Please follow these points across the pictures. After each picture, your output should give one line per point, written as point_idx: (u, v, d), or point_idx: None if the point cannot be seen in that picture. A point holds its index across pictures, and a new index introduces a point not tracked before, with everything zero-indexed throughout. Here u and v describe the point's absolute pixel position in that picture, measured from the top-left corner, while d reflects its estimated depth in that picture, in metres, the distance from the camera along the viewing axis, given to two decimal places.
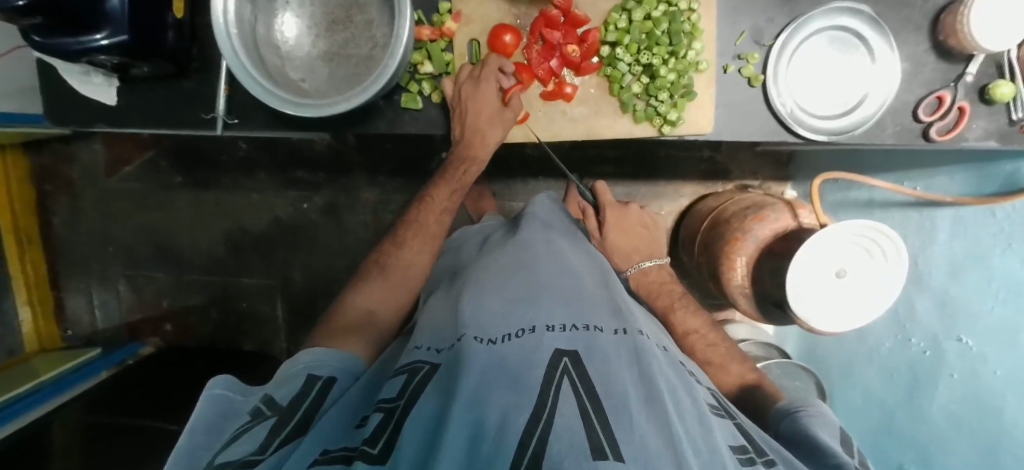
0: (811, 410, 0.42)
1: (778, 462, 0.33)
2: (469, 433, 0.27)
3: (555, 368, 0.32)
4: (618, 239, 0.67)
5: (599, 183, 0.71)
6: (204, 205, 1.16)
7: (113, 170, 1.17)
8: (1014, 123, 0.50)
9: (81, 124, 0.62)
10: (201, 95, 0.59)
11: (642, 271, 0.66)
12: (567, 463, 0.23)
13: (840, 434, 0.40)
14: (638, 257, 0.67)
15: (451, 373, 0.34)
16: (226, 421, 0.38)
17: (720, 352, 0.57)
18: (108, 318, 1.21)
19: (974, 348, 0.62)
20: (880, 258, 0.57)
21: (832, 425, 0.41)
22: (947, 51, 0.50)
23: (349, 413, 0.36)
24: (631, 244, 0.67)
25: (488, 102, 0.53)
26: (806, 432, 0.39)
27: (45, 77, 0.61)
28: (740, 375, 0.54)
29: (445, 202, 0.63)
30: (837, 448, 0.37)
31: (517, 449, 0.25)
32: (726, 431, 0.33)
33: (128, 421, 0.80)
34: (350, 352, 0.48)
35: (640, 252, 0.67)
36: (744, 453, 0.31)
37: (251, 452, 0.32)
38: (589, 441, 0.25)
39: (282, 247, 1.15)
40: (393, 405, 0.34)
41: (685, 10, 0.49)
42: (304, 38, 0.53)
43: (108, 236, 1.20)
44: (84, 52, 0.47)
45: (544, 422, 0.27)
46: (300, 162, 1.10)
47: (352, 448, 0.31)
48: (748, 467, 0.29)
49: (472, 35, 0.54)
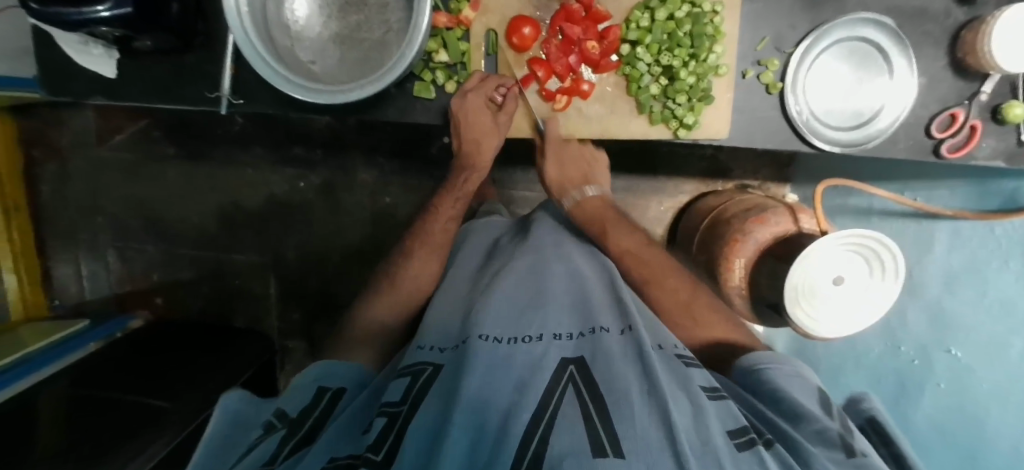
0: (787, 368, 0.42)
1: (777, 443, 0.32)
2: (470, 438, 0.28)
3: (560, 375, 0.33)
4: (550, 169, 0.60)
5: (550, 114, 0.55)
6: (197, 180, 1.14)
7: (104, 138, 1.14)
8: (1023, 143, 0.50)
9: (79, 96, 0.60)
10: (204, 71, 0.57)
11: (578, 203, 0.61)
12: (567, 463, 0.25)
13: (816, 395, 0.40)
14: (574, 186, 0.61)
15: (457, 373, 0.35)
16: (238, 435, 0.38)
17: (701, 306, 0.52)
18: (97, 288, 1.20)
19: (963, 360, 0.64)
20: (877, 276, 0.58)
21: (810, 387, 0.41)
22: (964, 69, 0.50)
23: (357, 420, 0.37)
24: (565, 172, 0.61)
25: (485, 118, 0.54)
26: (784, 392, 0.39)
27: (41, 46, 0.58)
28: (675, 288, 0.54)
29: (451, 211, 0.63)
30: (815, 410, 0.37)
31: (518, 450, 0.26)
32: (725, 413, 0.33)
33: (117, 395, 0.80)
34: (359, 363, 0.50)
35: (576, 180, 0.61)
36: (743, 436, 0.30)
37: (261, 463, 0.33)
38: (590, 440, 0.27)
39: (275, 224, 1.14)
40: (397, 409, 0.34)
41: (709, 11, 0.48)
42: (315, 19, 0.51)
43: (97, 207, 1.18)
44: (84, 23, 0.44)
45: (545, 425, 0.28)
46: (297, 139, 1.08)
47: (357, 456, 0.31)
48: (747, 451, 0.29)
49: (490, 25, 0.52)
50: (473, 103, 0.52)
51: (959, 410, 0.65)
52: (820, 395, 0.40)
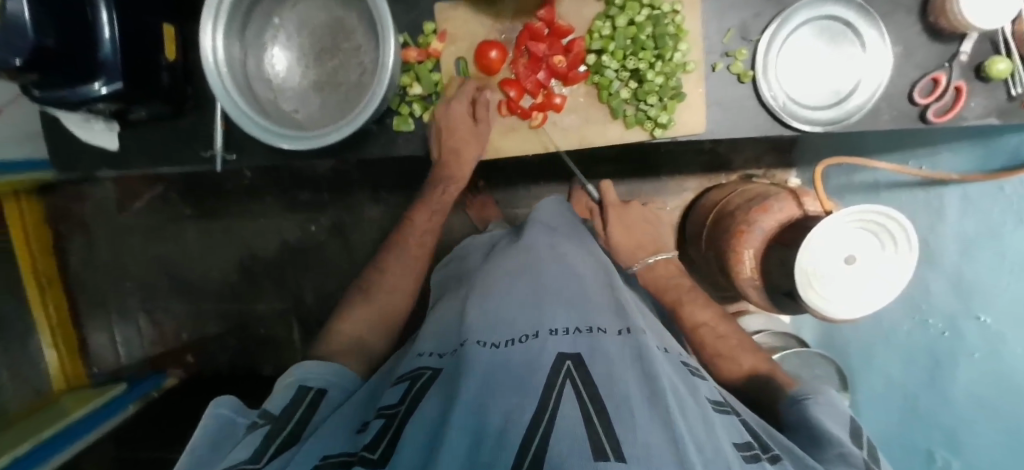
0: (820, 399, 0.42)
1: (783, 459, 0.32)
2: (470, 439, 0.27)
3: (558, 371, 0.33)
4: (620, 236, 0.68)
5: (605, 182, 0.75)
6: (214, 236, 1.18)
7: (124, 206, 1.20)
8: (1014, 98, 0.49)
9: (87, 170, 0.64)
10: (198, 133, 0.60)
11: (649, 267, 0.66)
12: (570, 462, 0.24)
13: (847, 424, 0.40)
14: (645, 253, 0.67)
15: (453, 378, 0.34)
16: (225, 438, 0.39)
17: (730, 344, 0.56)
18: (132, 354, 1.24)
19: (992, 327, 0.60)
20: (890, 251, 0.56)
21: (841, 416, 0.40)
22: (938, 31, 0.49)
23: (347, 422, 0.36)
24: (635, 240, 0.68)
25: (463, 123, 0.55)
26: (813, 419, 0.39)
27: (49, 130, 0.62)
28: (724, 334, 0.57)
29: (429, 226, 0.66)
30: (842, 436, 0.37)
31: (518, 450, 0.26)
32: (731, 428, 0.32)
33: (153, 456, 0.82)
34: (342, 366, 0.49)
35: (647, 247, 0.68)
36: (749, 450, 0.29)
37: (245, 459, 0.33)
38: (591, 441, 0.26)
39: (292, 269, 1.16)
40: (394, 411, 0.34)
41: (669, 12, 0.49)
42: (294, 70, 0.54)
43: (124, 273, 1.23)
44: (84, 102, 0.48)
45: (546, 423, 0.28)
46: (304, 184, 1.12)
47: (353, 453, 0.31)
48: (754, 465, 0.28)
49: (459, 53, 0.54)
50: (456, 107, 0.54)
51: (996, 383, 0.60)
52: (853, 426, 0.40)
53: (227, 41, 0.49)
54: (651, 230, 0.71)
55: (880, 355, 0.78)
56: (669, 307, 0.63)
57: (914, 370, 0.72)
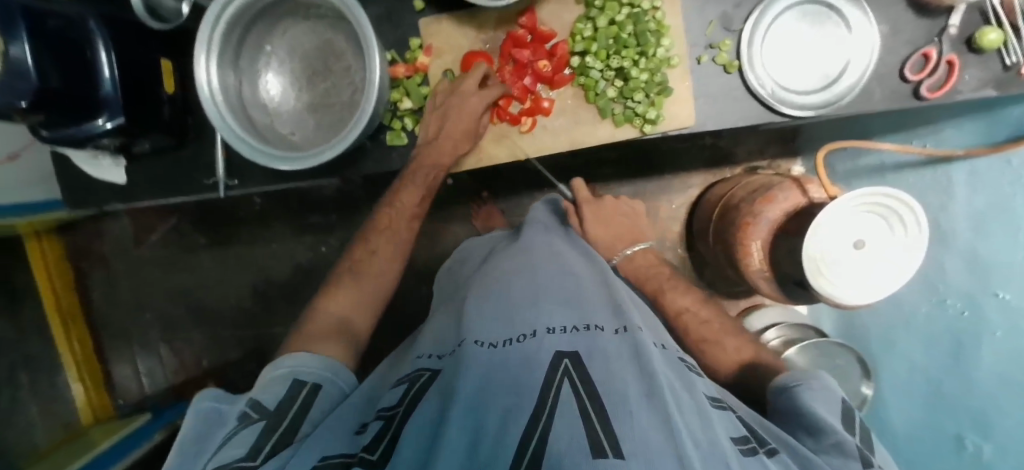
0: (812, 383, 0.39)
1: (780, 452, 0.32)
2: (467, 441, 0.28)
3: (556, 368, 0.32)
4: (597, 229, 0.66)
5: (578, 180, 0.73)
6: (228, 262, 1.21)
7: (141, 239, 1.23)
8: (1009, 68, 0.48)
9: (98, 204, 0.66)
10: (201, 162, 0.62)
11: (629, 258, 0.66)
12: (565, 462, 0.24)
13: (839, 409, 0.38)
14: (623, 244, 0.66)
15: (451, 379, 0.34)
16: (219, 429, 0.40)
17: (714, 328, 0.55)
18: (154, 383, 1.25)
19: (1011, 301, 0.57)
20: (899, 233, 0.55)
21: (833, 400, 0.38)
22: (924, 7, 0.48)
23: (347, 418, 0.37)
24: (611, 233, 0.67)
25: (473, 118, 0.53)
26: (804, 407, 0.37)
27: (62, 169, 0.65)
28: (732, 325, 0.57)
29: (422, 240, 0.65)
30: (836, 423, 0.35)
31: (516, 451, 0.26)
32: (728, 422, 0.31)
33: None
34: (334, 357, 0.47)
35: (624, 238, 0.67)
36: (747, 444, 0.29)
37: (240, 457, 0.34)
38: (589, 438, 0.26)
39: (305, 291, 1.18)
40: (392, 412, 0.35)
41: (649, 9, 0.50)
42: (289, 94, 0.55)
43: (142, 304, 1.24)
44: (90, 137, 0.50)
45: (544, 422, 0.28)
46: (313, 207, 1.14)
47: (352, 454, 0.32)
48: (751, 459, 0.27)
49: (446, 65, 0.55)
50: (472, 102, 0.52)
51: (1017, 360, 0.58)
52: (844, 408, 0.38)
53: (221, 70, 0.50)
54: (628, 220, 0.70)
55: (901, 340, 0.75)
56: (651, 298, 0.62)
57: (935, 354, 0.69)
